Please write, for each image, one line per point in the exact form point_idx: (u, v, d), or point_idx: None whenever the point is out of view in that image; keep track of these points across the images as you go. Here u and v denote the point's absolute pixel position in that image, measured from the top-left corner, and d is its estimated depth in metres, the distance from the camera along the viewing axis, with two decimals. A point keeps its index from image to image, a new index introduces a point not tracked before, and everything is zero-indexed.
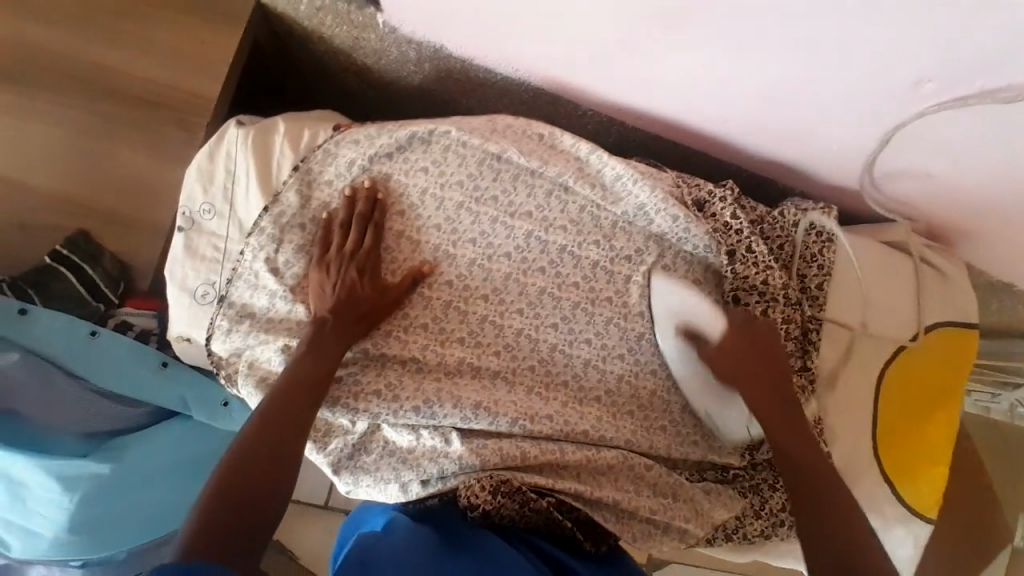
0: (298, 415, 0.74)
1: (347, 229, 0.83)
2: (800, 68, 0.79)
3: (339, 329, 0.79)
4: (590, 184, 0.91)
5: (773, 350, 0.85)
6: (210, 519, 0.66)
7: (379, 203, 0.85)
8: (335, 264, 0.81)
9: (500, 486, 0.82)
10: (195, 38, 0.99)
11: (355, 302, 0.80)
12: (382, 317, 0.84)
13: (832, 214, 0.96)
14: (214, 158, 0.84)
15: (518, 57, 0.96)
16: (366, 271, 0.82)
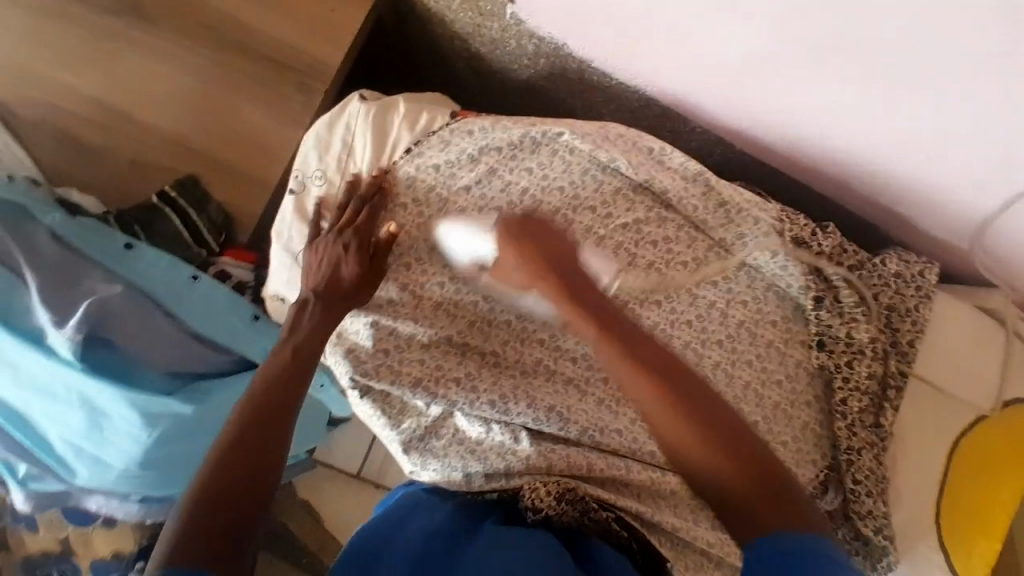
0: (280, 400, 0.70)
1: (343, 207, 0.81)
2: (938, 122, 0.76)
3: (327, 304, 0.77)
4: (692, 206, 0.91)
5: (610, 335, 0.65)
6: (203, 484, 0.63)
7: (383, 189, 0.83)
8: (322, 240, 0.79)
9: (566, 492, 0.80)
10: (321, 2, 0.99)
11: (336, 278, 0.78)
12: (368, 285, 0.79)
13: (934, 273, 0.92)
14: (332, 128, 0.86)
15: (640, 67, 0.94)
16: (353, 244, 0.78)
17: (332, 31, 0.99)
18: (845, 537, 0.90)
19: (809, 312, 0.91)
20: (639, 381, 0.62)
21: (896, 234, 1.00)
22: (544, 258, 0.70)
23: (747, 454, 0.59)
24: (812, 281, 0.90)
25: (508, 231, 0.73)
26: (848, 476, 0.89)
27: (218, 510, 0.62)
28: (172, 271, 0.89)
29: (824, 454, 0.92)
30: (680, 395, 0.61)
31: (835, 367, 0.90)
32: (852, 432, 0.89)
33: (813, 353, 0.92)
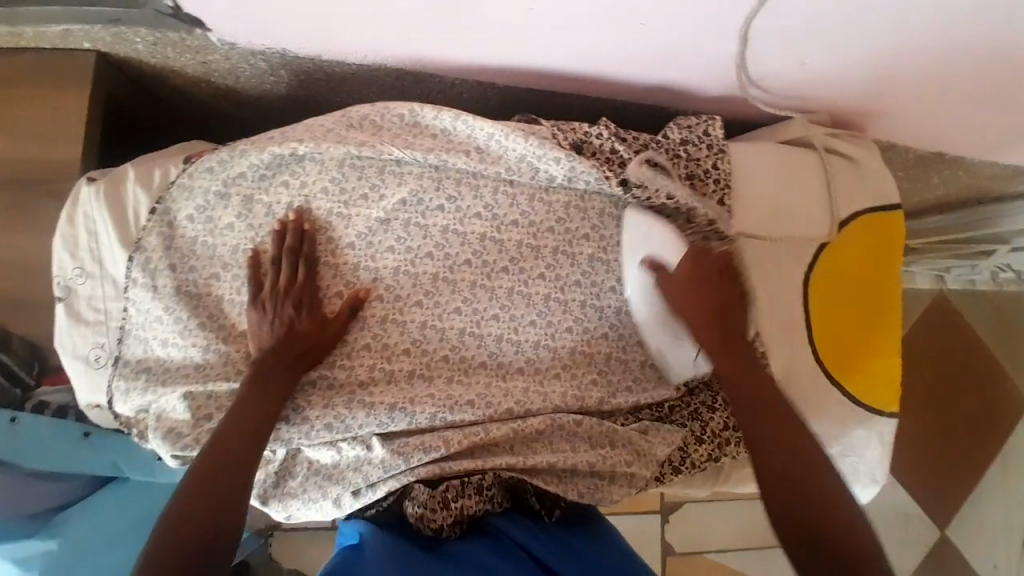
0: (233, 467, 0.73)
1: (279, 265, 0.82)
2: None
3: (286, 365, 0.80)
4: (463, 152, 0.88)
5: (727, 300, 0.83)
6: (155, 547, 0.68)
7: (307, 235, 0.84)
8: (269, 302, 0.81)
9: (449, 494, 0.81)
10: (40, 104, 0.95)
11: (296, 339, 0.80)
12: (331, 344, 0.84)
13: (718, 126, 0.93)
14: (74, 223, 0.83)
15: (365, 44, 0.91)
16: (302, 304, 0.82)
17: (62, 126, 0.95)
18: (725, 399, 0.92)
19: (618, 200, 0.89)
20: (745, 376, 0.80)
21: (680, 104, 0.99)
22: (705, 280, 0.84)
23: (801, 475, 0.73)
24: (607, 170, 0.89)
25: (690, 258, 0.85)
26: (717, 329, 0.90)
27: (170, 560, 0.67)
28: None
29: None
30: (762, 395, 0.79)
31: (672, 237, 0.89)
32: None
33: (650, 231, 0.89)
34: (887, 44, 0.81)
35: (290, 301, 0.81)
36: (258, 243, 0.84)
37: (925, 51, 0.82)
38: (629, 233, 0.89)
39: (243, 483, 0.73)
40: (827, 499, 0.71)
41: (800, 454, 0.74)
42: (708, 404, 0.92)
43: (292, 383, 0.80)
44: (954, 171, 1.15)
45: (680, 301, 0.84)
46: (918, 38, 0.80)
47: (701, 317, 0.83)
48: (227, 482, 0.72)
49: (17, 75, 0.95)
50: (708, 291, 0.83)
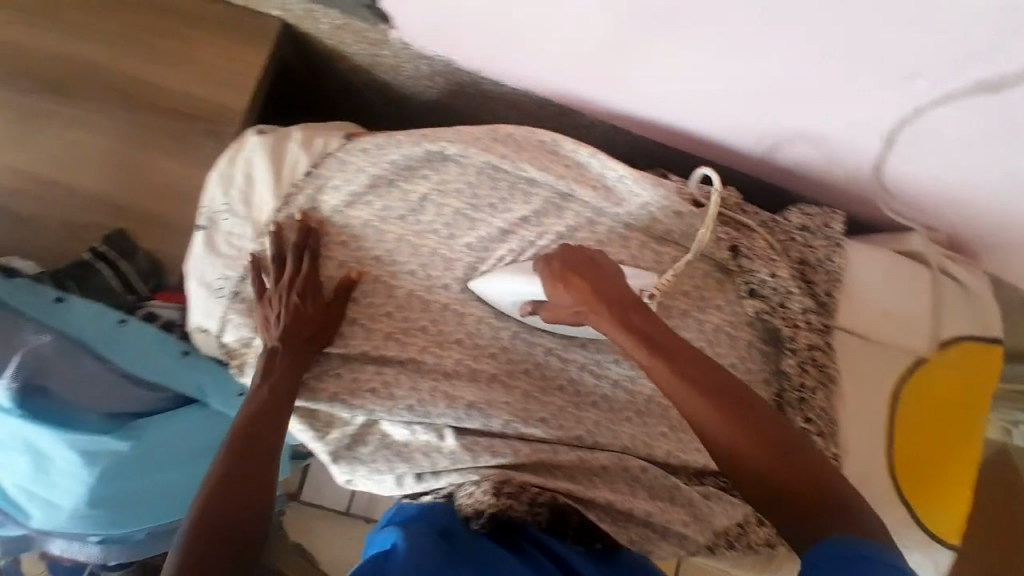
0: (264, 446, 0.78)
1: (284, 261, 0.86)
2: (784, 68, 0.79)
3: (295, 350, 0.83)
4: (591, 187, 0.93)
5: (614, 287, 0.77)
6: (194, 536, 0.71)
7: (312, 232, 0.88)
8: (275, 295, 0.84)
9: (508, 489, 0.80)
10: (225, 55, 1.05)
11: (302, 323, 0.83)
12: (331, 326, 0.86)
13: (838, 221, 0.95)
14: (233, 164, 0.90)
15: (523, 70, 0.98)
16: (306, 294, 0.84)
17: (238, 78, 1.05)
18: None
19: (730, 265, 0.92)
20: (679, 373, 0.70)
21: (803, 191, 1.02)
22: (579, 278, 0.77)
23: (786, 458, 0.65)
24: (723, 234, 0.92)
25: (551, 267, 0.79)
26: (797, 416, 0.89)
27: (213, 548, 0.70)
28: (99, 317, 0.94)
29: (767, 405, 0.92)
30: (705, 385, 0.69)
31: (771, 310, 0.91)
32: (803, 371, 0.90)
33: (750, 302, 0.92)
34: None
35: (296, 290, 0.84)
36: (354, 247, 0.90)
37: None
38: (490, 291, 0.88)
39: (263, 470, 0.77)
40: (790, 468, 0.64)
41: (749, 424, 0.66)
42: None
43: (301, 365, 0.83)
44: None
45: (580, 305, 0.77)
46: None
47: (615, 331, 0.74)
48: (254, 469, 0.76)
49: (211, 26, 1.06)
50: (579, 287, 0.77)
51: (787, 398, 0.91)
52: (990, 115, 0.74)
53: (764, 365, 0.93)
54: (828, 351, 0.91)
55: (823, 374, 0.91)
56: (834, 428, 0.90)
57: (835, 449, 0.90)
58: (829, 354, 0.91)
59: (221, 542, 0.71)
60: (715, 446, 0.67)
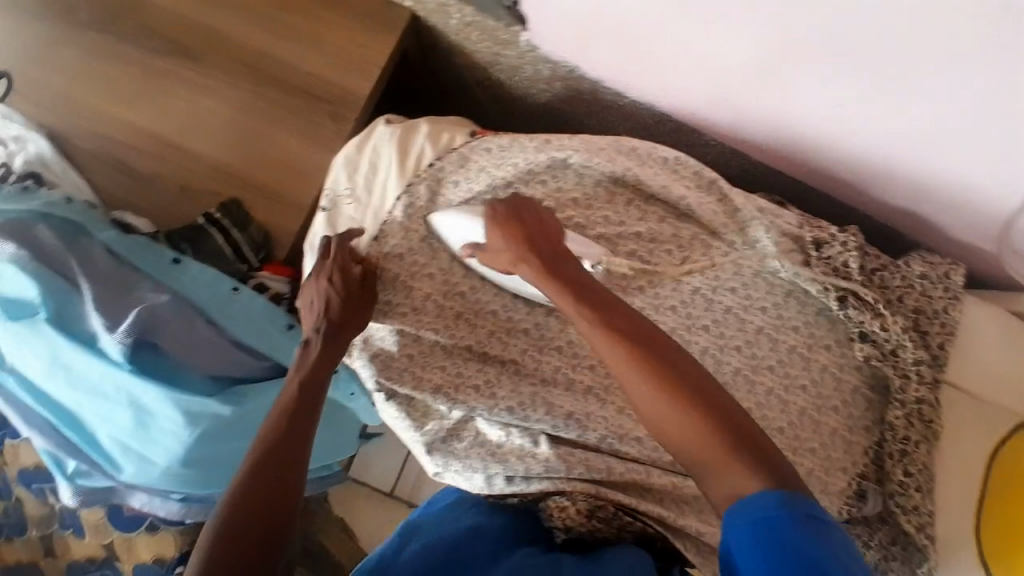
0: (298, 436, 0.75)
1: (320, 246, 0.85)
2: (929, 116, 0.77)
3: (335, 335, 0.82)
4: (712, 210, 0.92)
5: (551, 240, 0.78)
6: (228, 525, 0.68)
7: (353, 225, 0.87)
8: (312, 280, 0.84)
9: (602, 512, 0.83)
10: (354, 39, 1.08)
11: (340, 311, 0.82)
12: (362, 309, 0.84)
13: (960, 274, 0.92)
14: (361, 150, 0.93)
15: (649, 84, 0.98)
16: (338, 280, 0.82)
17: (364, 63, 1.07)
18: (881, 541, 0.90)
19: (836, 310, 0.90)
20: (605, 326, 0.67)
21: (918, 238, 1.00)
22: (516, 220, 0.78)
23: (710, 408, 0.60)
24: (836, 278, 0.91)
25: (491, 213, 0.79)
26: (897, 468, 0.88)
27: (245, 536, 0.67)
28: (214, 283, 0.97)
29: (866, 451, 0.92)
30: (626, 337, 0.66)
31: (882, 358, 0.90)
32: (909, 424, 0.88)
33: (859, 347, 0.90)
34: None
35: (323, 272, 0.84)
36: None
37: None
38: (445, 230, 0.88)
39: (297, 464, 0.73)
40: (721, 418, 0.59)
41: (680, 375, 0.62)
42: (861, 539, 0.90)
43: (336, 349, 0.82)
44: None
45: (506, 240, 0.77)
46: None
47: (548, 287, 0.74)
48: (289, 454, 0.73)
49: (344, 9, 1.09)
50: (511, 234, 0.77)
51: (887, 448, 0.90)
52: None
53: (867, 413, 0.92)
54: (936, 406, 0.89)
55: (929, 430, 0.88)
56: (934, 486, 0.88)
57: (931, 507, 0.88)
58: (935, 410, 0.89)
59: (251, 529, 0.68)
60: (651, 410, 0.62)
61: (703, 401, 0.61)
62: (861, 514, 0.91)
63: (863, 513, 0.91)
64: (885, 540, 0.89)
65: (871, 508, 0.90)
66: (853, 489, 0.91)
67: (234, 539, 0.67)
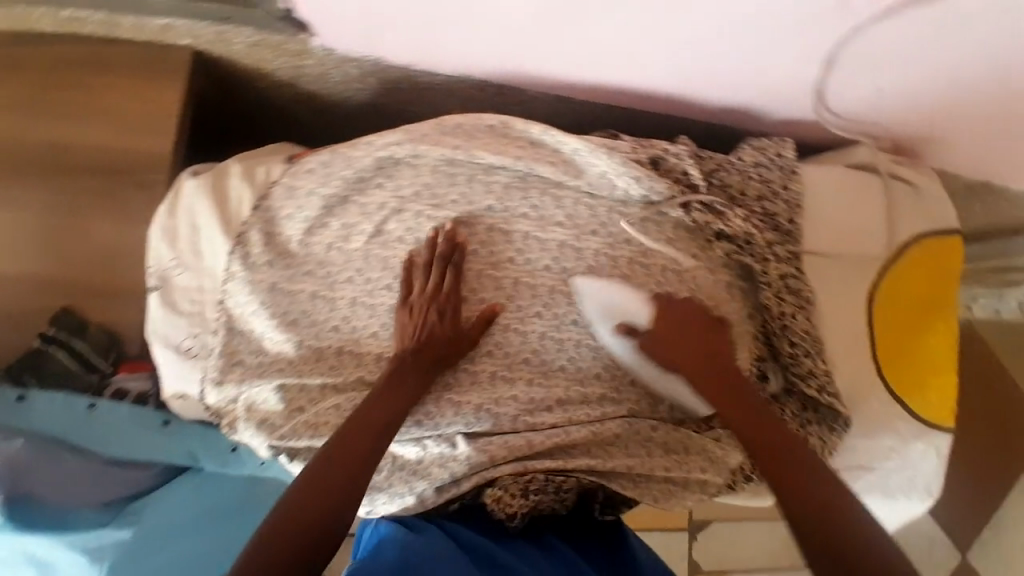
0: (372, 445, 0.76)
1: (429, 272, 0.86)
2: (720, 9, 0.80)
3: (417, 369, 0.82)
4: (551, 163, 0.92)
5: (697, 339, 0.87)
6: (277, 517, 0.71)
7: (459, 245, 0.87)
8: (417, 305, 0.84)
9: (531, 485, 0.84)
10: (138, 96, 0.97)
11: (433, 342, 0.83)
12: (448, 360, 0.85)
13: (790, 148, 0.97)
14: (175, 215, 0.84)
15: (456, 54, 0.94)
16: (446, 310, 0.85)
17: (158, 120, 0.97)
18: (792, 412, 0.95)
19: (687, 220, 0.94)
20: (688, 366, 0.86)
21: (751, 127, 1.03)
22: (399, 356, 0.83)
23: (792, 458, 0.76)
24: (679, 190, 0.94)
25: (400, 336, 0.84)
26: (784, 343, 0.94)
27: (289, 542, 0.69)
28: (69, 409, 0.89)
29: (756, 337, 0.97)
30: (714, 389, 0.84)
31: (740, 251, 0.94)
32: (781, 300, 0.93)
33: (720, 246, 0.94)
34: (962, 70, 0.86)
35: (415, 307, 0.84)
36: (321, 277, 0.85)
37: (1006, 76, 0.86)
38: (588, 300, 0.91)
39: (362, 469, 0.75)
40: (778, 438, 0.79)
41: (702, 362, 0.86)
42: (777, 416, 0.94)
43: (425, 385, 0.82)
44: (996, 201, 1.23)
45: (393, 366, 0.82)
46: (991, 66, 0.85)
47: (653, 343, 0.88)
48: (339, 484, 0.73)
49: (117, 70, 0.98)
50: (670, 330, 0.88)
51: (771, 328, 0.95)
52: (926, 11, 0.78)
53: (744, 303, 0.96)
54: (801, 277, 0.94)
55: (800, 300, 0.94)
56: (821, 348, 0.94)
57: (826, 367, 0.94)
58: (801, 281, 0.94)
59: (299, 537, 0.70)
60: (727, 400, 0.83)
61: (785, 456, 0.77)
62: (768, 394, 0.96)
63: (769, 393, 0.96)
64: (796, 410, 0.95)
65: (776, 386, 0.96)
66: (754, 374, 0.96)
67: (276, 548, 0.69)
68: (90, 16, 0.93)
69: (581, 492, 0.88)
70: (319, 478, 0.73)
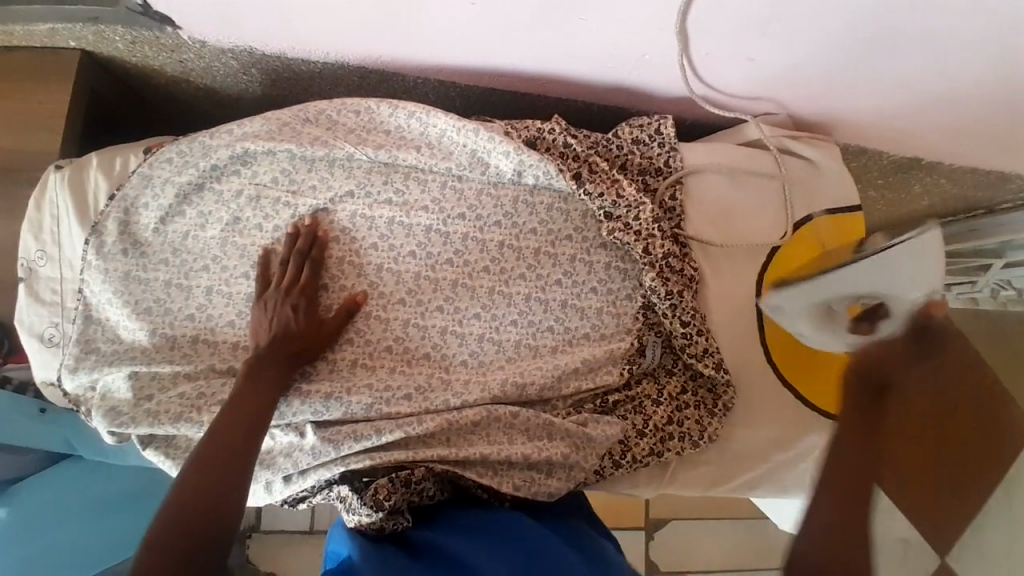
0: (241, 444, 0.74)
1: (286, 264, 0.85)
2: None
3: (281, 364, 0.81)
4: (414, 148, 0.89)
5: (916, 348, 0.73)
6: (160, 534, 0.67)
7: (319, 240, 0.86)
8: (273, 299, 0.83)
9: (379, 496, 0.78)
10: (28, 96, 1.00)
11: (290, 338, 0.82)
12: (324, 343, 0.85)
13: (669, 124, 0.92)
14: (39, 207, 0.86)
15: (323, 41, 0.94)
16: (300, 306, 0.83)
17: (46, 120, 1.00)
18: (670, 394, 0.90)
19: (577, 193, 0.88)
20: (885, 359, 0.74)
21: (638, 104, 1.01)
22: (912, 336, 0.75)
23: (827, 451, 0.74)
24: (563, 164, 0.89)
25: (291, 322, 0.82)
26: (675, 324, 0.88)
27: (177, 552, 0.67)
28: None
29: (637, 319, 0.91)
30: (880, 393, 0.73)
31: (624, 228, 0.88)
32: (665, 279, 0.87)
33: (605, 225, 0.89)
34: (833, 36, 0.79)
35: (269, 301, 0.83)
36: (178, 265, 0.86)
37: (889, 31, 0.76)
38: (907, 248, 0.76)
39: (240, 462, 0.73)
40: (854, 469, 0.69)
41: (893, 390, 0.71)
42: (653, 398, 0.90)
43: (287, 372, 0.81)
44: (935, 179, 1.13)
45: (296, 334, 0.82)
46: (866, 21, 0.76)
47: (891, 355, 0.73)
48: (222, 488, 0.71)
49: (9, 74, 1.00)
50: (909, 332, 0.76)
51: (658, 310, 0.89)
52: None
53: (626, 282, 0.91)
54: (684, 257, 0.89)
55: (685, 277, 0.89)
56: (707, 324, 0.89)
57: (716, 350, 0.88)
58: (692, 259, 0.90)
59: (188, 548, 0.67)
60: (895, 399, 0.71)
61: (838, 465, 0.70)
62: (645, 370, 0.91)
63: (647, 369, 0.91)
64: (675, 391, 0.90)
65: (653, 362, 0.91)
66: (634, 349, 0.90)
67: (171, 554, 0.67)
68: None
69: (443, 480, 0.84)
70: (196, 484, 0.71)
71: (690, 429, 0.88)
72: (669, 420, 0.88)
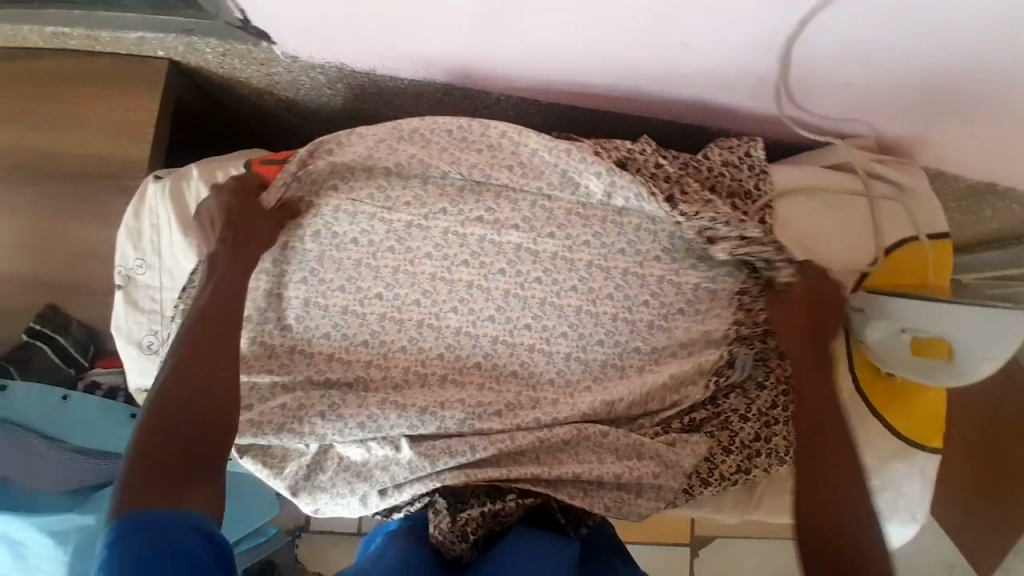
0: (220, 336, 0.74)
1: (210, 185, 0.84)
2: (657, 6, 0.77)
3: (237, 253, 0.81)
4: (507, 167, 0.89)
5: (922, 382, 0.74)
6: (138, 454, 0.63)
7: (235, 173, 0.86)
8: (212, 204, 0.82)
9: (468, 528, 0.79)
10: (117, 105, 1.01)
11: (239, 225, 0.82)
12: (267, 234, 0.85)
13: (760, 147, 0.93)
14: (140, 217, 0.88)
15: (414, 58, 0.95)
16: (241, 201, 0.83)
17: (133, 130, 1.00)
18: (758, 411, 0.90)
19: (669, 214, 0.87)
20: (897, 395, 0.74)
21: (721, 124, 1.01)
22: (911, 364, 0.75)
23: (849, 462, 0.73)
24: (654, 185, 0.88)
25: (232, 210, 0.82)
26: None
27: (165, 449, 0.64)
28: (39, 396, 0.95)
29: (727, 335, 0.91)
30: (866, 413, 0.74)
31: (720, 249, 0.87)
32: None
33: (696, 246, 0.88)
34: (934, 65, 0.79)
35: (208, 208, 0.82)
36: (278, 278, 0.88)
37: (1000, 57, 0.76)
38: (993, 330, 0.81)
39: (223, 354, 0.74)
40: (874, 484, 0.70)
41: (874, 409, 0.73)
42: (739, 415, 0.90)
43: (246, 256, 0.81)
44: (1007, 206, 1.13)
45: (238, 226, 0.82)
46: (974, 49, 0.76)
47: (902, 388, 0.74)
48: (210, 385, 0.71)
49: (102, 82, 1.01)
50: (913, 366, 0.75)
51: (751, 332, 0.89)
52: None
53: (715, 302, 0.90)
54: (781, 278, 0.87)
55: None
56: None
57: None
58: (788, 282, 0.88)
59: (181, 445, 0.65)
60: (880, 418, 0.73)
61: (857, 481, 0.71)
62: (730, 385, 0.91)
63: (730, 387, 0.91)
64: (763, 409, 0.90)
65: (738, 378, 0.91)
66: (719, 364, 0.91)
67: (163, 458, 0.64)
68: (73, 33, 0.98)
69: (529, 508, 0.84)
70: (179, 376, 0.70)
71: (777, 447, 0.89)
72: (757, 437, 0.89)
